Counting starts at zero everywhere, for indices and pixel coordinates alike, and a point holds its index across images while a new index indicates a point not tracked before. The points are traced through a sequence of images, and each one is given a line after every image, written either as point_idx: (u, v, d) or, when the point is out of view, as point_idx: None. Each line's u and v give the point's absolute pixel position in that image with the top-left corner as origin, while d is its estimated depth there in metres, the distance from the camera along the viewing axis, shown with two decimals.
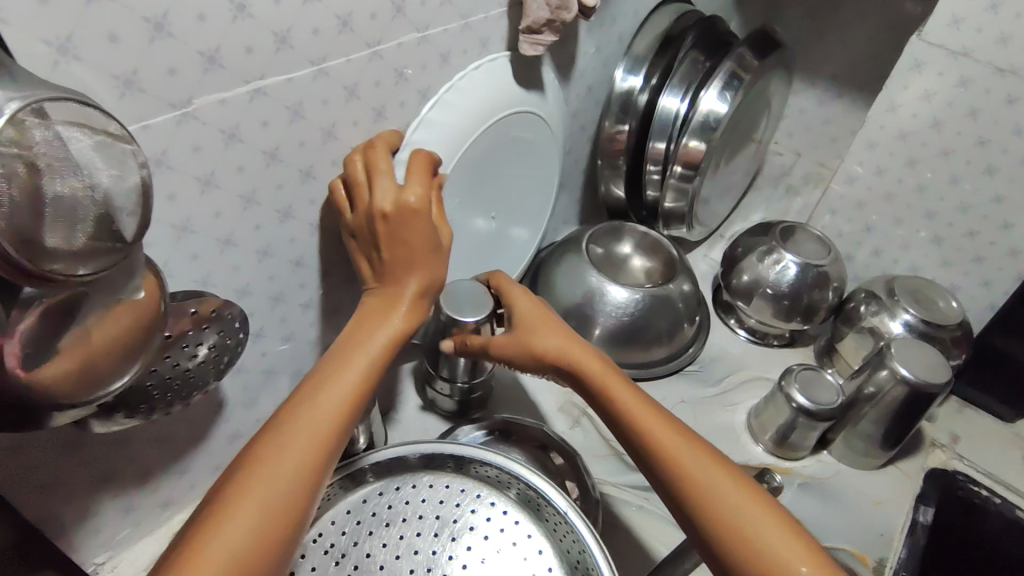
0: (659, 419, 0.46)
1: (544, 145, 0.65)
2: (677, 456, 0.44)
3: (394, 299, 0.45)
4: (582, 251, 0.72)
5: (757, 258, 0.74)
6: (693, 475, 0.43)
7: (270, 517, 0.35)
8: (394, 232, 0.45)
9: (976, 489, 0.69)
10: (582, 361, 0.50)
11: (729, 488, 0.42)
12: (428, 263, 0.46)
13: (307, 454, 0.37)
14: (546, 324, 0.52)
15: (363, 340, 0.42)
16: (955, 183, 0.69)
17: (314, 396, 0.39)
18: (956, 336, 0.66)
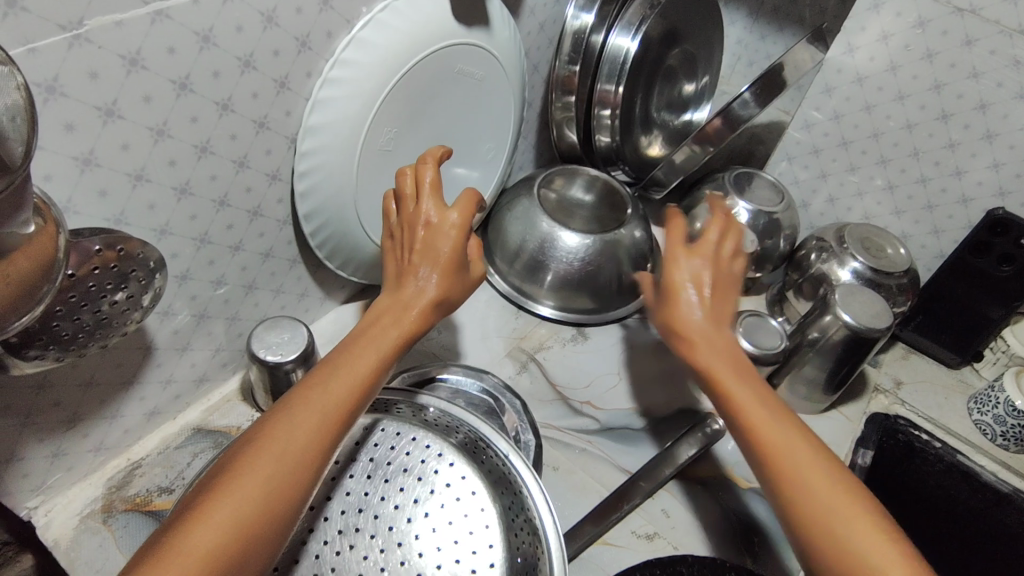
0: (776, 422, 0.42)
1: (493, 84, 0.63)
2: (787, 465, 0.40)
3: (407, 302, 0.45)
4: (533, 196, 0.71)
5: (710, 204, 0.72)
6: (805, 493, 0.39)
7: (274, 490, 0.34)
8: (427, 245, 0.46)
9: (916, 433, 0.70)
10: (716, 364, 0.45)
11: (843, 507, 0.38)
12: (445, 275, 0.45)
13: (310, 428, 0.36)
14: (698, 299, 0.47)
15: (376, 336, 0.42)
16: (909, 129, 0.68)
17: (325, 384, 0.39)
18: (902, 284, 0.67)
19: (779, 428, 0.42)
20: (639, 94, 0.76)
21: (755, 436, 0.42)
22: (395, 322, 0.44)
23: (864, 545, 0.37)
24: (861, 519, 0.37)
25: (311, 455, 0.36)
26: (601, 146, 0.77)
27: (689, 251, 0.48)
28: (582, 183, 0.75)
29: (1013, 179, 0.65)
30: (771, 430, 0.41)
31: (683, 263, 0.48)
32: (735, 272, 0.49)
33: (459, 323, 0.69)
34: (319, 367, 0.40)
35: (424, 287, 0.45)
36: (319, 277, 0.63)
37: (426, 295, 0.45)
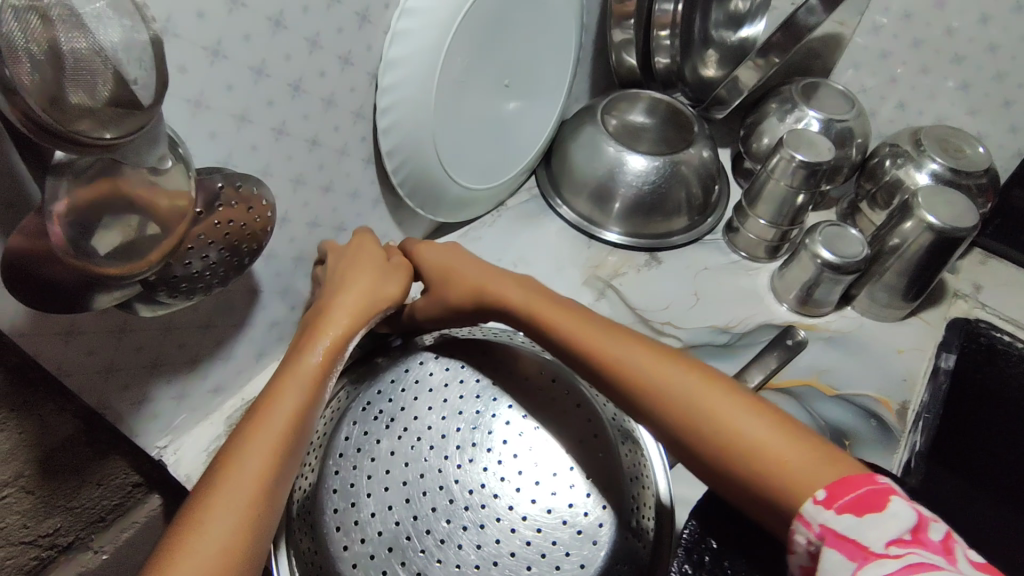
0: (612, 341, 0.45)
1: (553, 9, 0.62)
2: (641, 381, 0.42)
3: (330, 311, 0.47)
4: (598, 122, 0.71)
5: (777, 118, 0.71)
6: (676, 408, 0.41)
7: (228, 537, 0.34)
8: (351, 263, 0.51)
9: (999, 334, 0.69)
10: (522, 299, 0.51)
11: (702, 400, 0.40)
12: (373, 274, 0.50)
13: (257, 472, 0.37)
14: (465, 266, 0.54)
15: (304, 362, 0.43)
16: (984, 22, 0.67)
17: (255, 412, 0.40)
18: (981, 183, 0.65)
19: (612, 346, 0.45)
20: (697, 13, 0.74)
21: (607, 365, 0.44)
22: (317, 327, 0.46)
23: (748, 433, 0.38)
24: (738, 412, 0.39)
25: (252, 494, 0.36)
26: (660, 69, 0.77)
27: (437, 244, 0.56)
28: (644, 106, 0.74)
29: None
30: (608, 346, 0.45)
31: (430, 251, 0.56)
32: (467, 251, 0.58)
33: (534, 256, 0.70)
34: (247, 415, 0.40)
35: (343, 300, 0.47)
36: (398, 217, 0.63)
37: (348, 300, 0.48)
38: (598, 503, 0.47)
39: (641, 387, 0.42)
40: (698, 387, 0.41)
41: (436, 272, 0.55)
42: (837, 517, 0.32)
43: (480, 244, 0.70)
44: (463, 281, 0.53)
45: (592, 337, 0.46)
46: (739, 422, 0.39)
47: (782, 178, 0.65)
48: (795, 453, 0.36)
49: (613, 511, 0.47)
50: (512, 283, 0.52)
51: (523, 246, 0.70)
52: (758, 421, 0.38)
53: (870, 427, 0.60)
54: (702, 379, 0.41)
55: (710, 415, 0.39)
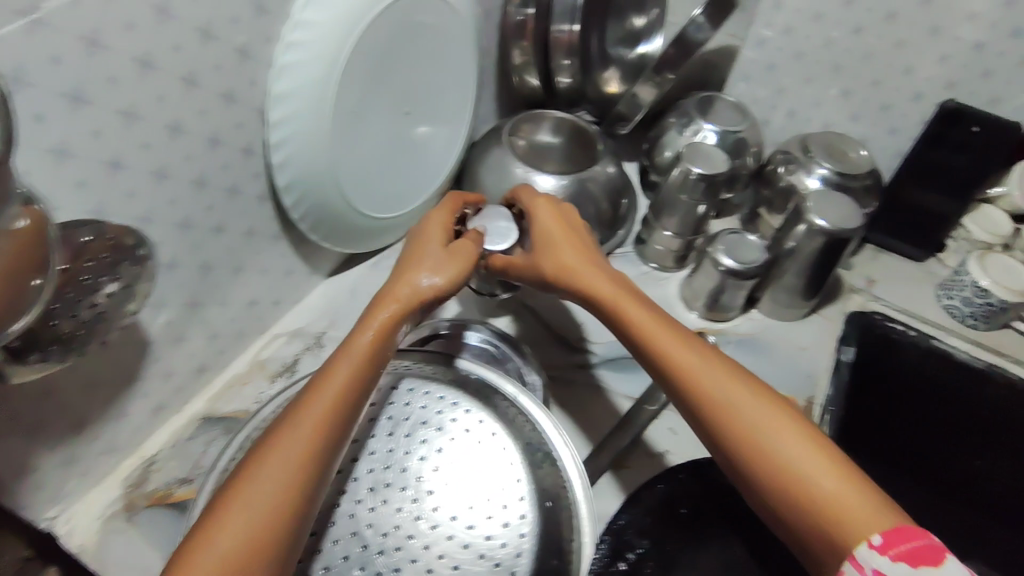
0: (680, 347, 0.45)
1: (448, 35, 0.63)
2: (700, 383, 0.43)
3: (396, 292, 0.45)
4: (504, 144, 0.72)
5: (676, 132, 0.74)
6: (718, 414, 0.41)
7: (258, 528, 0.35)
8: (426, 238, 0.50)
9: (893, 325, 0.73)
10: (592, 280, 0.51)
11: (757, 413, 0.40)
12: (447, 262, 0.48)
13: (295, 465, 0.37)
14: (572, 244, 0.53)
15: (351, 348, 0.42)
16: (858, 33, 0.70)
17: (304, 401, 0.39)
18: (866, 184, 0.69)
19: (677, 351, 0.45)
20: (594, 31, 0.76)
21: (665, 366, 0.45)
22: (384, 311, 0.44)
23: (797, 465, 0.38)
24: (790, 434, 0.39)
25: (282, 492, 0.36)
26: (562, 88, 0.78)
27: (550, 204, 0.55)
28: (549, 126, 0.76)
29: (960, 69, 0.69)
30: (675, 352, 0.45)
31: (538, 218, 0.55)
32: (578, 221, 0.56)
33: None
34: (297, 400, 0.40)
35: (408, 283, 0.46)
36: (303, 251, 0.62)
37: (414, 284, 0.46)
38: (515, 532, 0.47)
39: (689, 390, 0.43)
40: (745, 396, 0.41)
41: (541, 242, 0.54)
42: (892, 564, 0.33)
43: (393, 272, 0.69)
44: (568, 256, 0.52)
45: (664, 340, 0.46)
46: (783, 442, 0.39)
47: (683, 191, 0.67)
48: (844, 489, 0.36)
49: (531, 539, 0.47)
50: (609, 276, 0.51)
51: None
52: (815, 457, 0.38)
53: None
54: (759, 394, 0.41)
55: (756, 432, 0.40)
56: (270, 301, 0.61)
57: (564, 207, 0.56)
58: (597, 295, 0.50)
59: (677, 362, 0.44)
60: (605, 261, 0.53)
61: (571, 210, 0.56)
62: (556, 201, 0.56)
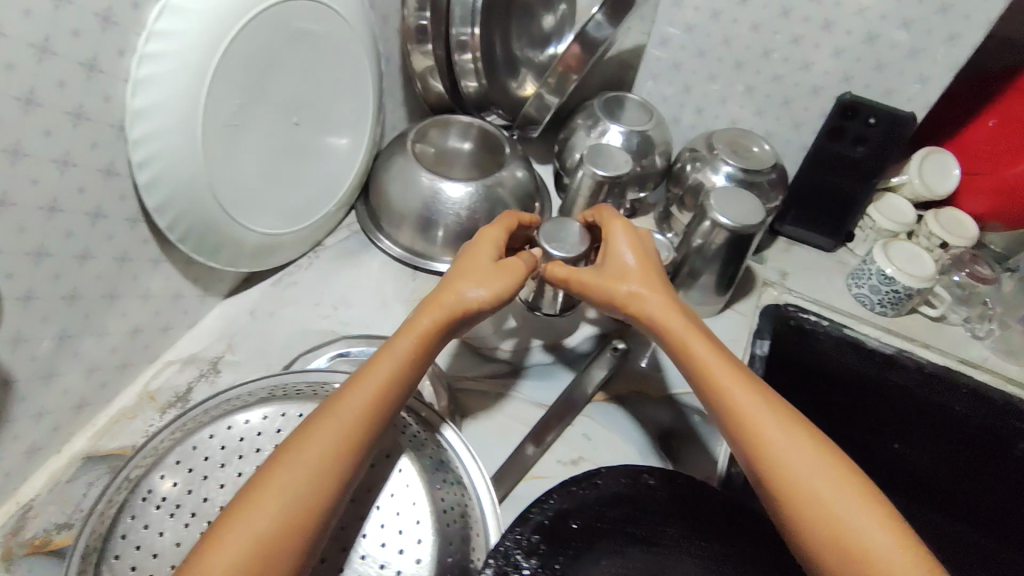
0: (739, 384, 0.46)
1: (337, 41, 0.61)
2: (752, 417, 0.45)
3: (439, 305, 0.50)
4: (407, 151, 0.69)
5: (584, 133, 0.73)
6: (766, 446, 0.43)
7: (295, 507, 0.40)
8: (468, 260, 0.54)
9: (806, 316, 0.75)
10: (659, 310, 0.52)
11: (806, 457, 0.42)
12: (479, 278, 0.52)
13: (329, 453, 0.42)
14: (643, 271, 0.54)
15: (391, 354, 0.48)
16: (756, 29, 0.70)
17: (342, 395, 0.45)
18: (772, 179, 0.70)
19: (737, 390, 0.46)
20: (497, 34, 0.75)
21: (722, 402, 0.46)
22: (411, 331, 0.49)
23: (836, 506, 0.40)
24: (831, 479, 0.41)
25: (319, 477, 0.41)
26: (470, 92, 0.76)
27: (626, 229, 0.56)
28: (456, 131, 0.74)
29: (854, 63, 0.69)
30: (736, 391, 0.46)
31: (615, 243, 0.56)
32: (652, 244, 0.57)
33: (356, 295, 0.67)
34: (338, 393, 0.45)
35: (450, 295, 0.51)
36: (191, 273, 0.58)
37: (456, 298, 0.51)
38: (411, 560, 0.45)
39: (737, 420, 0.45)
40: (787, 433, 0.44)
41: (615, 267, 0.55)
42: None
43: (296, 289, 0.66)
44: (635, 283, 0.53)
45: (722, 373, 0.47)
46: (826, 486, 0.41)
47: (588, 194, 0.67)
48: (881, 538, 0.39)
49: (428, 565, 0.45)
50: (676, 305, 0.52)
51: (342, 287, 0.67)
52: (857, 504, 0.40)
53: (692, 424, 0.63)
54: (805, 435, 0.44)
55: (799, 471, 0.42)
56: (157, 327, 0.57)
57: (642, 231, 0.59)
58: (663, 324, 0.51)
59: (727, 394, 0.46)
60: (671, 290, 0.54)
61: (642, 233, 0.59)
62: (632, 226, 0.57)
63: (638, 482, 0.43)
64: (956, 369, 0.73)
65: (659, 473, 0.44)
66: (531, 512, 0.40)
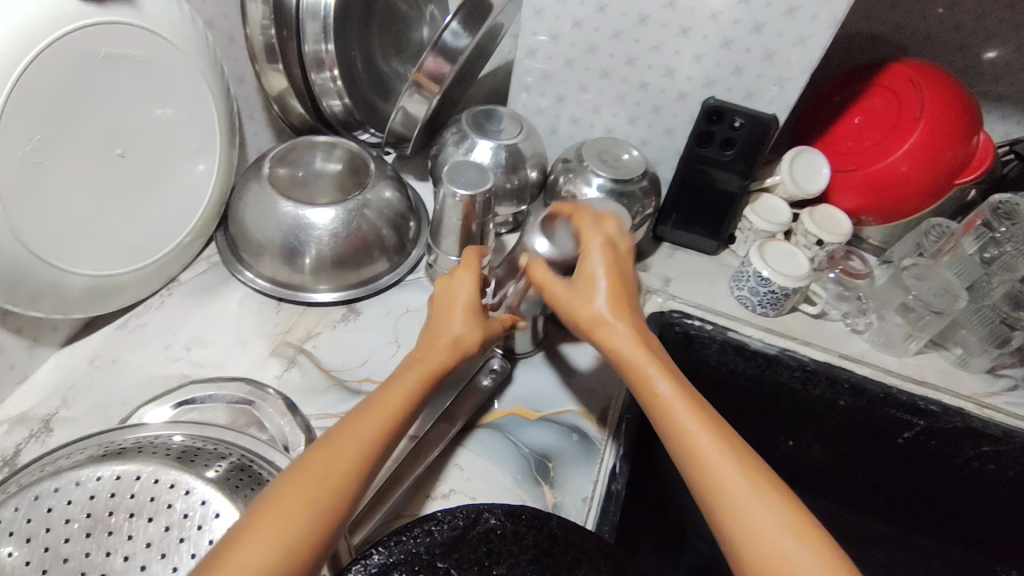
0: (699, 424, 0.44)
1: (162, 65, 0.57)
2: (712, 461, 0.43)
3: (433, 344, 0.52)
4: (264, 179, 0.66)
5: (453, 149, 0.71)
6: (733, 511, 0.41)
7: (287, 547, 0.38)
8: (450, 293, 0.55)
9: (690, 321, 0.75)
10: (625, 345, 0.49)
11: (762, 510, 0.41)
12: (468, 317, 0.53)
13: (331, 496, 0.41)
14: (615, 300, 0.51)
15: (392, 393, 0.47)
16: (617, 37, 0.70)
17: (349, 432, 0.44)
18: (642, 187, 0.69)
19: (698, 432, 0.44)
20: (357, 51, 0.72)
21: (681, 445, 0.44)
22: (421, 367, 0.50)
23: (791, 560, 0.39)
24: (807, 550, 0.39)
25: (317, 518, 0.40)
26: (335, 110, 0.73)
27: (607, 251, 0.52)
28: (320, 153, 0.71)
29: (715, 68, 0.69)
30: (693, 429, 0.44)
31: (591, 261, 0.52)
32: (632, 264, 0.53)
33: (212, 333, 0.63)
34: (341, 426, 0.45)
35: (445, 335, 0.52)
36: (10, 324, 0.53)
37: (450, 335, 0.52)
38: None
39: (700, 467, 0.43)
40: (756, 494, 0.41)
41: (586, 286, 0.51)
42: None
43: (145, 331, 0.62)
44: (608, 309, 0.50)
45: (682, 414, 0.45)
46: (781, 535, 0.40)
47: (454, 213, 0.64)
48: None
49: None
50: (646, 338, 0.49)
51: (199, 325, 0.63)
52: (814, 559, 0.39)
53: (572, 443, 0.62)
54: (769, 486, 0.42)
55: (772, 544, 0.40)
56: None
57: (625, 242, 0.54)
58: (626, 360, 0.49)
59: (687, 432, 0.44)
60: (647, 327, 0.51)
61: (625, 244, 0.54)
62: (612, 242, 0.53)
63: (478, 523, 0.42)
64: (837, 364, 0.74)
65: (500, 510, 0.43)
66: (352, 571, 0.38)
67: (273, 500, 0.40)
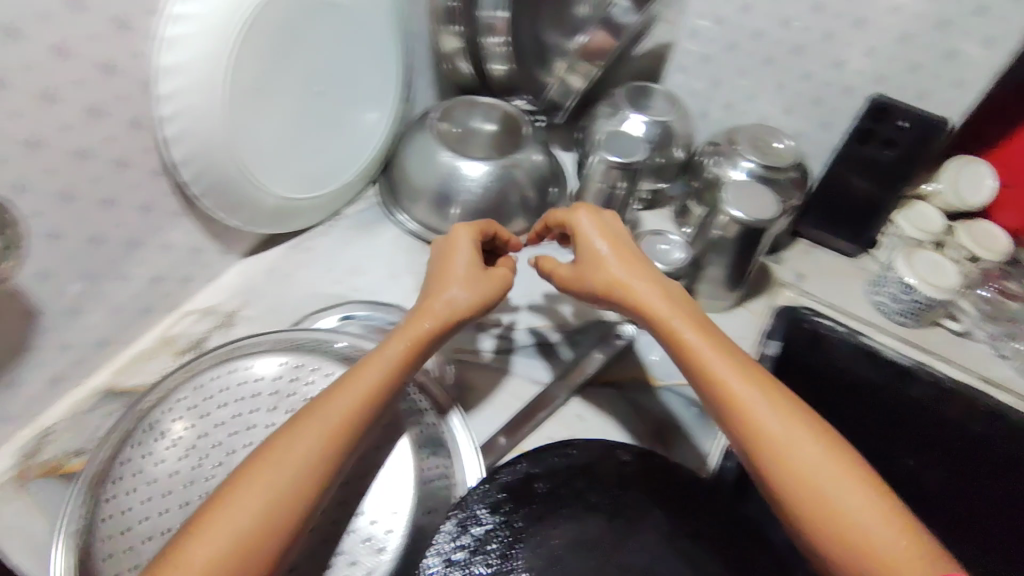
0: (731, 371, 0.46)
1: (361, 16, 0.63)
2: (748, 406, 0.44)
3: (422, 314, 0.50)
4: (429, 130, 0.72)
5: (606, 120, 0.74)
6: (777, 452, 0.42)
7: (267, 512, 0.38)
8: (444, 269, 0.54)
9: (821, 320, 0.73)
10: (648, 299, 0.51)
11: (801, 446, 0.42)
12: (467, 283, 0.52)
13: (312, 463, 0.40)
14: (621, 262, 0.54)
15: (379, 358, 0.46)
16: (787, 24, 0.69)
17: (330, 399, 0.43)
18: (791, 177, 0.69)
19: (730, 378, 0.45)
20: (526, 19, 0.76)
21: (715, 391, 0.46)
22: (407, 333, 0.48)
23: (832, 493, 0.40)
24: (848, 481, 0.40)
25: (298, 480, 0.39)
26: (497, 74, 0.77)
27: (598, 224, 0.56)
28: (480, 112, 0.75)
29: (886, 63, 0.67)
30: (725, 375, 0.45)
31: (586, 234, 0.56)
32: (623, 229, 0.57)
33: (370, 263, 0.69)
34: (326, 392, 0.44)
35: (432, 305, 0.51)
36: (213, 230, 0.62)
37: (439, 302, 0.51)
38: (377, 546, 0.45)
39: (737, 412, 0.44)
40: (793, 434, 0.42)
41: (588, 257, 0.55)
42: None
43: (313, 254, 0.69)
44: (618, 270, 0.53)
45: (712, 360, 0.46)
46: (820, 470, 0.41)
47: (601, 180, 0.67)
48: (877, 522, 0.38)
49: (391, 555, 0.44)
50: (664, 291, 0.52)
51: (358, 255, 0.70)
52: (853, 489, 0.40)
53: (690, 415, 0.63)
54: (805, 424, 0.43)
55: (815, 480, 0.41)
56: (178, 277, 0.61)
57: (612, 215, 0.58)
58: (652, 314, 0.51)
59: (720, 379, 0.45)
60: (665, 279, 0.54)
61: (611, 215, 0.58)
62: (600, 213, 0.58)
63: (611, 457, 0.44)
64: (977, 386, 0.70)
65: (632, 449, 0.45)
66: (499, 473, 0.42)
67: (255, 455, 0.40)
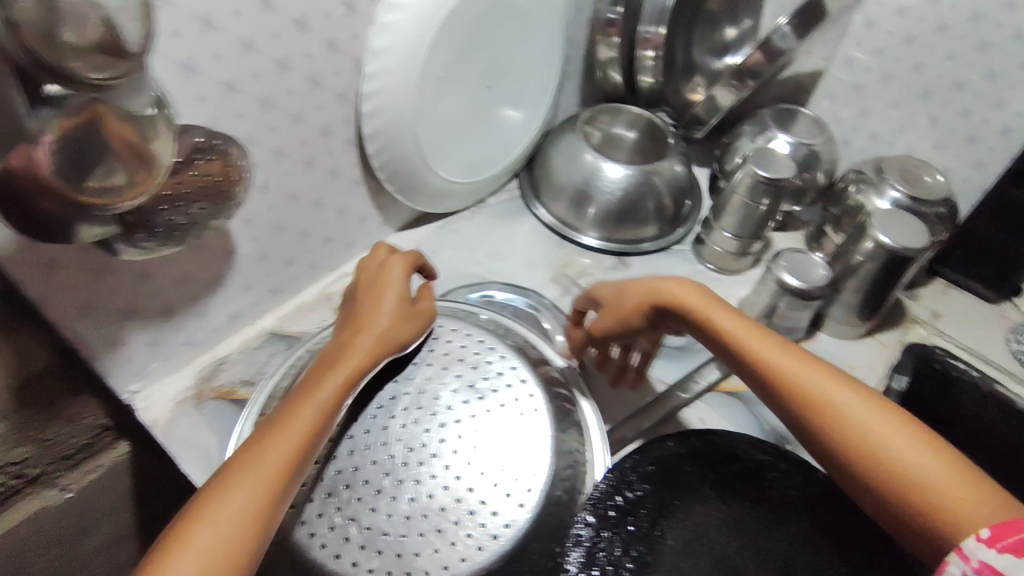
0: (776, 351, 0.48)
1: (535, 20, 0.68)
2: (796, 380, 0.46)
3: (350, 346, 0.47)
4: (577, 131, 0.75)
5: (749, 138, 0.75)
6: (828, 416, 0.43)
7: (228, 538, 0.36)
8: (370, 301, 0.51)
9: (954, 362, 0.69)
10: (687, 298, 0.54)
11: (852, 409, 0.43)
12: (394, 315, 0.50)
13: (264, 488, 0.38)
14: (649, 284, 0.57)
15: (322, 387, 0.44)
16: (951, 59, 0.69)
17: (278, 423, 0.41)
18: (940, 212, 0.68)
19: (775, 355, 0.47)
20: (680, 37, 0.79)
21: (762, 371, 0.47)
22: (347, 362, 0.46)
23: (887, 448, 0.41)
24: (897, 432, 0.41)
25: (255, 503, 0.37)
26: (645, 85, 0.80)
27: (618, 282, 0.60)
28: (624, 120, 0.78)
29: None
30: (769, 354, 0.48)
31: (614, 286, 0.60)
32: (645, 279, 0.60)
33: (508, 250, 0.73)
34: (270, 420, 0.42)
35: (361, 335, 0.48)
36: (378, 201, 0.67)
37: (371, 333, 0.48)
38: (514, 502, 0.46)
39: (784, 388, 0.46)
40: (842, 398, 0.44)
41: (616, 302, 0.59)
42: (999, 555, 0.34)
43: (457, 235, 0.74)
44: (649, 292, 0.56)
45: (756, 344, 0.49)
46: (872, 430, 0.42)
47: (745, 193, 0.68)
48: (936, 471, 0.39)
49: (530, 510, 0.46)
50: (698, 292, 0.54)
51: (497, 241, 0.74)
52: (907, 443, 0.41)
53: None
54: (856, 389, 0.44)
55: (864, 435, 0.42)
56: (343, 241, 0.67)
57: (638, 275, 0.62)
58: (693, 309, 0.53)
59: (766, 359, 0.47)
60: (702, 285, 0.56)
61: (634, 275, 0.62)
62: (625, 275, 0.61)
63: None
64: None
65: None
66: None
67: (216, 479, 0.38)
